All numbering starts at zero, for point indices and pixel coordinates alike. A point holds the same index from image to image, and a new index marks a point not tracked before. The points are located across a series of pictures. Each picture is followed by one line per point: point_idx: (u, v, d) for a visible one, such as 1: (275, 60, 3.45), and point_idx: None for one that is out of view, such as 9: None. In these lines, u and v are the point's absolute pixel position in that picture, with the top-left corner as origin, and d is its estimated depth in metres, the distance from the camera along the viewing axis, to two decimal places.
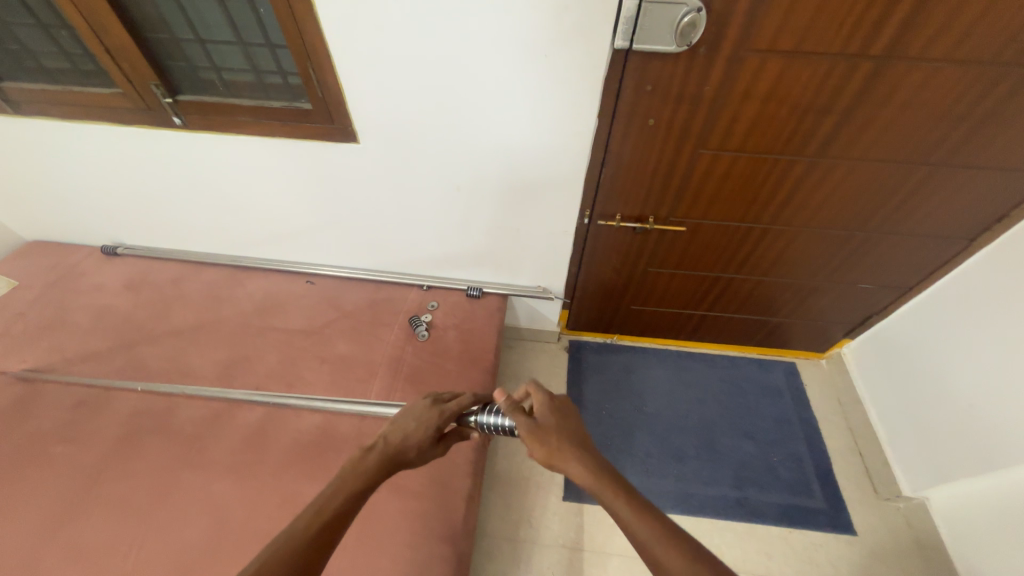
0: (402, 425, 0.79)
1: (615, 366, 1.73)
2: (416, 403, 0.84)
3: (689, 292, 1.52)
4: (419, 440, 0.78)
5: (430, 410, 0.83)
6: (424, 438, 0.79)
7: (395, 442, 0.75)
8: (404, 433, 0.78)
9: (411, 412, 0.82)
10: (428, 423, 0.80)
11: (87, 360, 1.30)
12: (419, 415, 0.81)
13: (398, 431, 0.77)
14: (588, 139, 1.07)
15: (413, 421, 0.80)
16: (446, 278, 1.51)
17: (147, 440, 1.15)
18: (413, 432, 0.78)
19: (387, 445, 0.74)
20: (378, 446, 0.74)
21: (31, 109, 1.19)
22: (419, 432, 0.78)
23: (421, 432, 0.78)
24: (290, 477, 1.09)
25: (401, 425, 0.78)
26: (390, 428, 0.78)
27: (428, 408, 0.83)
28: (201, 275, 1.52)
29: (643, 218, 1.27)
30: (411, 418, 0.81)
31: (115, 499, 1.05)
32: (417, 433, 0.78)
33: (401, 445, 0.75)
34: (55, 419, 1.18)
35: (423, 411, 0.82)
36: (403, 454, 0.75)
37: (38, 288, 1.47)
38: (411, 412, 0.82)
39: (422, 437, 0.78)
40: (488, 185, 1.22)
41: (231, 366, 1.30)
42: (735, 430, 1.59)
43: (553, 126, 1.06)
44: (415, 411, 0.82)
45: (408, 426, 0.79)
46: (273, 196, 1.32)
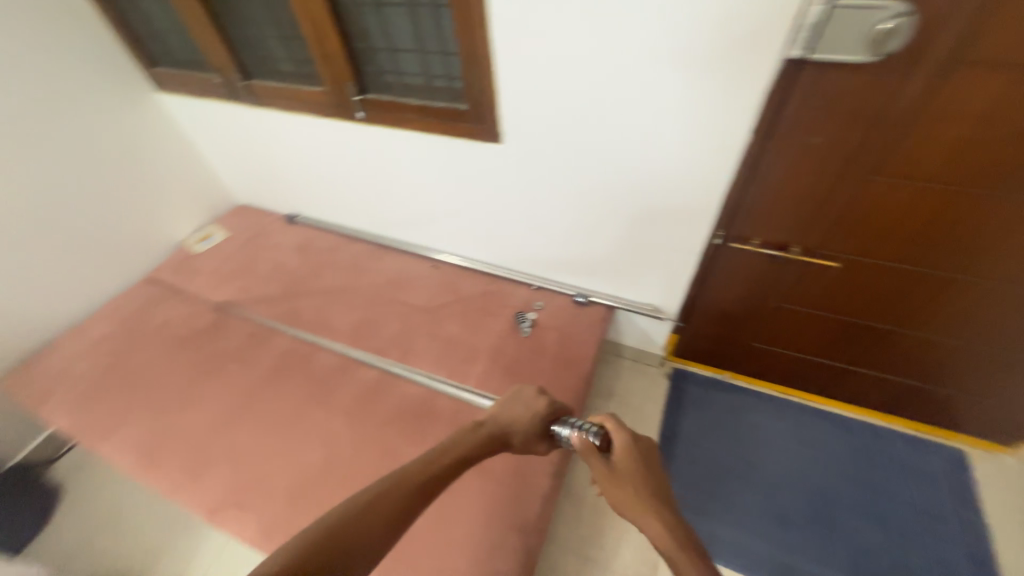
0: (509, 409, 0.81)
1: (721, 404, 1.58)
2: (523, 389, 0.84)
3: (829, 338, 1.33)
4: (527, 427, 0.78)
5: (538, 399, 0.82)
6: (532, 427, 0.78)
7: (504, 423, 0.78)
8: (513, 416, 0.79)
9: (519, 397, 0.82)
10: (535, 412, 0.79)
11: (261, 301, 1.62)
12: (527, 402, 0.81)
13: (507, 414, 0.79)
14: (734, 154, 1.01)
15: (521, 406, 0.80)
16: (557, 282, 1.55)
17: (293, 374, 1.38)
18: (520, 420, 0.79)
19: (495, 426, 0.77)
20: (487, 424, 0.77)
21: (262, 101, 1.53)
22: (527, 418, 0.79)
23: (529, 419, 0.79)
24: (394, 432, 1.21)
25: (510, 409, 0.80)
26: (499, 409, 0.81)
27: (535, 398, 0.82)
28: (351, 247, 1.78)
29: (785, 246, 1.15)
30: (518, 403, 0.81)
31: (263, 415, 1.28)
32: (524, 418, 0.79)
33: (509, 428, 0.78)
34: (235, 342, 1.49)
35: (530, 398, 0.82)
36: (509, 436, 0.78)
37: (239, 240, 1.87)
38: (522, 398, 0.82)
39: (527, 421, 0.79)
40: (617, 194, 1.22)
41: (361, 326, 1.50)
42: (862, 509, 1.34)
43: (698, 138, 1.02)
44: (524, 397, 0.83)
45: (518, 412, 0.80)
46: (420, 185, 1.50)
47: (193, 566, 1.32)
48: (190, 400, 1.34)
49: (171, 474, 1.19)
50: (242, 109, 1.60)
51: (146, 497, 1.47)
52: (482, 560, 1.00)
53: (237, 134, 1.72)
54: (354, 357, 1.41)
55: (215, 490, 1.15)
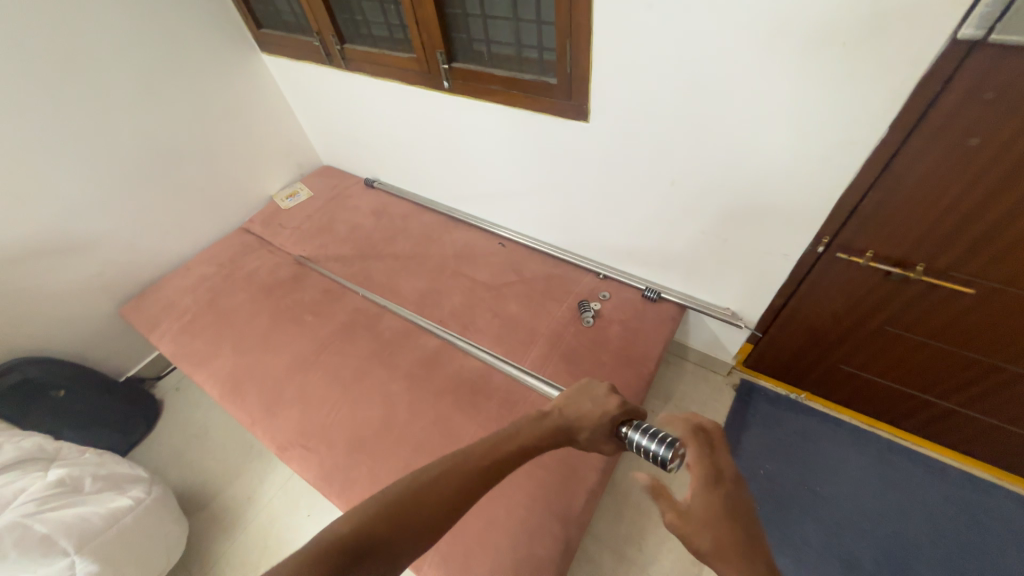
0: (577, 402, 0.78)
1: (793, 426, 1.45)
2: (593, 385, 0.81)
3: (940, 374, 1.16)
4: (596, 423, 0.74)
5: (609, 397, 0.78)
6: (600, 424, 0.75)
7: (570, 417, 0.75)
8: (581, 410, 0.76)
9: (588, 392, 0.79)
10: (606, 409, 0.76)
11: (337, 260, 1.71)
12: (597, 397, 0.78)
13: (574, 407, 0.77)
14: (860, 152, 0.88)
15: (590, 403, 0.77)
16: (626, 274, 1.47)
17: (360, 332, 1.45)
18: (588, 415, 0.75)
19: (561, 417, 0.75)
20: (553, 415, 0.75)
21: (355, 66, 1.57)
22: (595, 414, 0.75)
23: (598, 415, 0.75)
24: (448, 403, 1.24)
25: (577, 402, 0.77)
26: (566, 401, 0.78)
27: (606, 395, 0.79)
28: (422, 217, 1.82)
29: (905, 264, 1.00)
30: (587, 397, 0.78)
31: (332, 368, 1.36)
32: (592, 415, 0.75)
33: (575, 422, 0.75)
34: (311, 296, 1.59)
35: (600, 395, 0.79)
36: (574, 431, 0.75)
37: (322, 200, 1.97)
38: (591, 394, 0.79)
39: (595, 419, 0.75)
40: (709, 187, 1.12)
41: (426, 296, 1.53)
42: (950, 571, 1.18)
43: (819, 130, 0.90)
44: (594, 393, 0.80)
45: (584, 407, 0.76)
46: (497, 161, 1.48)
47: (261, 491, 1.48)
48: (270, 344, 1.46)
49: (250, 408, 1.32)
50: (335, 73, 1.65)
51: (229, 422, 1.66)
52: (522, 542, 1.01)
53: (329, 98, 1.79)
54: (419, 322, 1.45)
55: (285, 429, 1.25)
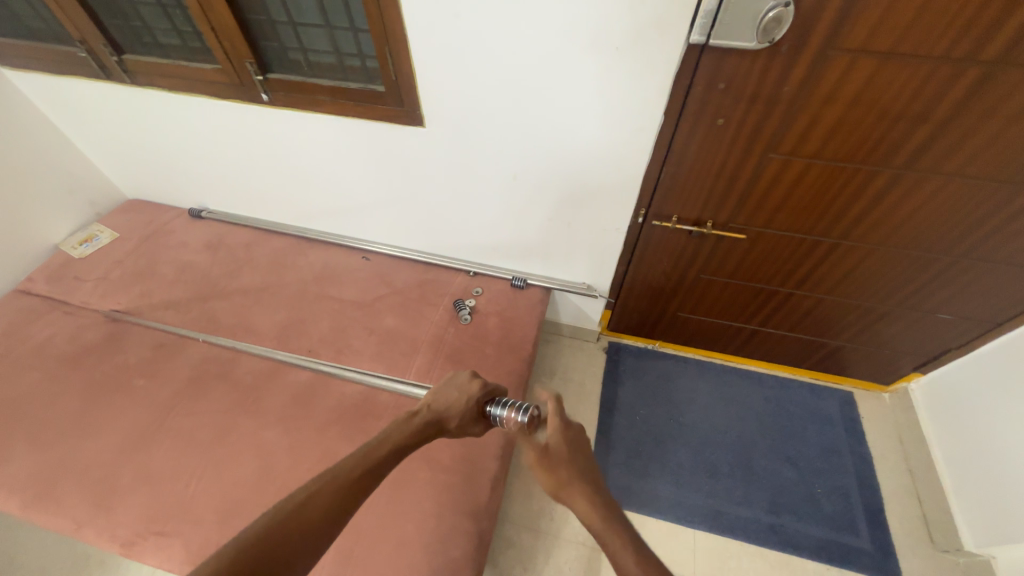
0: (444, 394, 0.82)
1: (654, 373, 1.69)
2: (457, 375, 0.85)
3: (742, 304, 1.46)
4: (462, 410, 0.80)
5: (472, 382, 0.84)
6: (466, 410, 0.81)
7: (438, 410, 0.80)
8: (448, 401, 0.81)
9: (454, 382, 0.84)
10: (469, 395, 0.81)
11: (168, 307, 1.45)
12: (462, 385, 0.83)
13: (441, 400, 0.81)
14: (651, 135, 1.06)
15: (456, 393, 0.82)
16: (494, 267, 1.54)
17: (212, 383, 1.26)
18: (455, 403, 0.81)
19: (430, 412, 0.79)
20: (421, 413, 0.79)
21: (144, 80, 1.34)
22: (460, 402, 0.81)
23: (463, 403, 0.81)
24: (333, 434, 1.16)
25: (444, 395, 0.81)
26: (434, 396, 0.82)
27: (471, 379, 0.84)
28: (270, 242, 1.65)
29: (701, 222, 1.23)
30: (452, 387, 0.83)
31: (180, 432, 1.16)
32: (459, 404, 0.81)
33: (443, 414, 0.80)
34: (139, 356, 1.33)
35: (465, 381, 0.83)
36: (443, 422, 0.80)
37: (134, 240, 1.65)
38: (457, 383, 0.83)
39: (463, 407, 0.80)
40: (547, 177, 1.22)
41: (288, 327, 1.40)
42: (775, 453, 1.51)
43: (617, 120, 1.05)
44: (458, 381, 0.84)
45: (451, 397, 0.81)
46: (341, 174, 1.41)
47: None
48: (87, 425, 1.18)
49: (72, 511, 1.05)
50: (120, 90, 1.39)
51: (48, 537, 1.30)
52: (435, 551, 1.00)
53: (117, 118, 1.50)
54: (283, 358, 1.32)
55: (129, 520, 1.03)
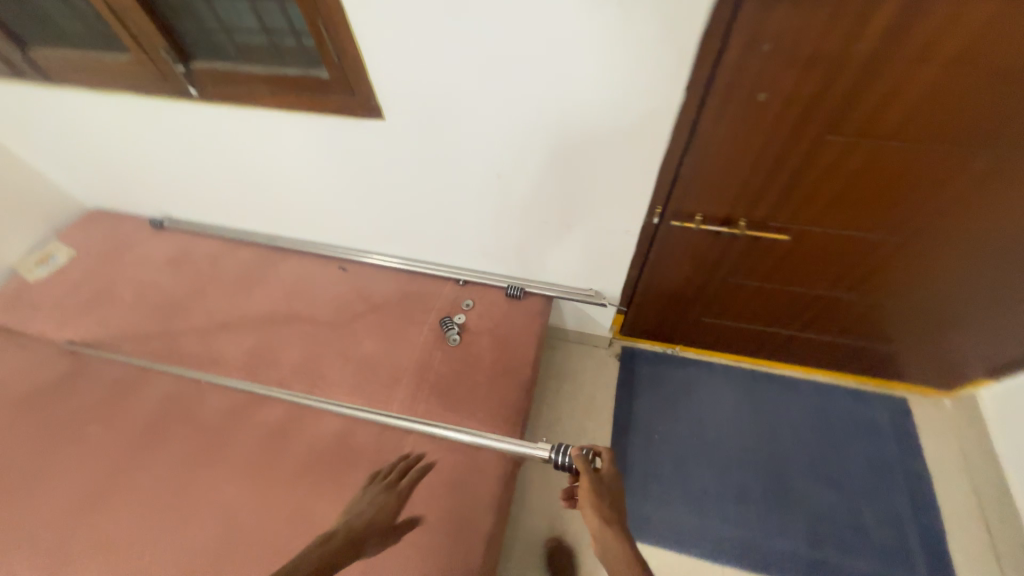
0: (363, 507, 0.86)
1: (673, 382, 1.50)
2: (370, 487, 0.90)
3: (778, 309, 1.23)
4: (378, 521, 0.84)
5: (385, 492, 0.90)
6: (381, 523, 0.85)
7: (355, 526, 0.81)
8: (362, 515, 0.84)
9: (366, 497, 0.88)
10: (385, 501, 0.87)
11: (128, 336, 1.31)
12: (374, 497, 0.88)
13: (356, 515, 0.83)
14: (670, 115, 0.82)
15: (372, 505, 0.86)
16: (486, 275, 1.34)
17: (173, 427, 1.13)
18: (373, 516, 0.84)
19: (348, 529, 0.80)
20: (339, 531, 0.79)
21: (61, 78, 1.14)
22: (377, 512, 0.85)
23: (378, 512, 0.85)
24: (304, 487, 1.02)
25: (358, 510, 0.85)
26: (348, 514, 0.84)
27: (386, 487, 0.91)
28: (239, 254, 1.48)
29: (732, 221, 1.00)
30: (367, 498, 0.88)
31: (137, 488, 1.03)
32: (376, 514, 0.85)
33: (362, 528, 0.81)
34: (96, 396, 1.20)
35: (378, 492, 0.89)
36: (362, 538, 0.80)
37: (94, 258, 1.50)
38: (369, 498, 0.88)
39: (378, 519, 0.85)
40: (537, 170, 1.00)
41: (258, 356, 1.24)
42: (815, 474, 1.32)
43: (620, 98, 0.82)
44: (370, 495, 0.89)
45: (365, 511, 0.85)
46: (304, 176, 1.21)
47: None
48: (40, 480, 1.07)
49: None
50: (42, 92, 1.20)
51: None
52: None
53: (51, 123, 1.32)
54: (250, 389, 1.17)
55: None
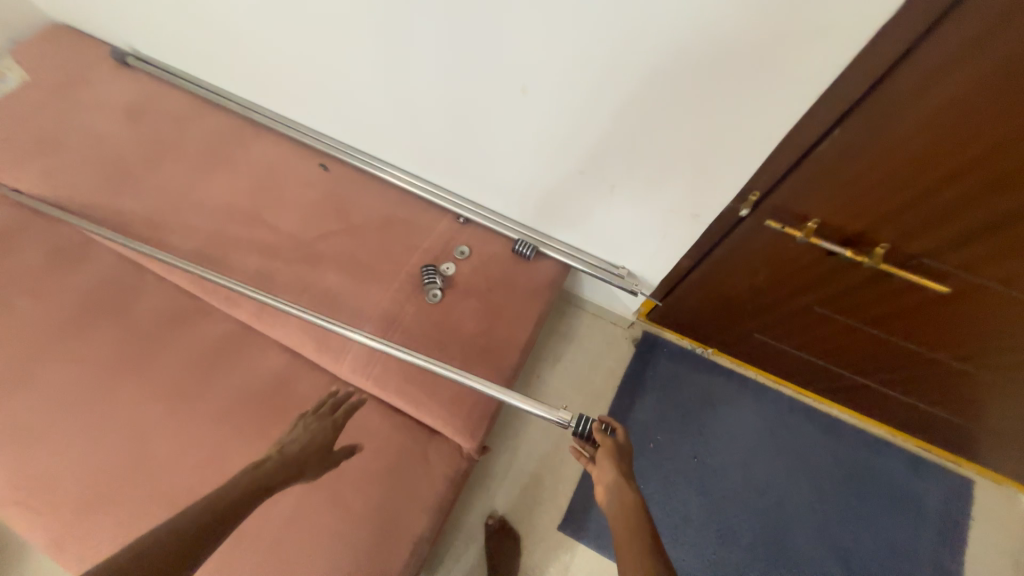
0: (295, 435, 0.77)
1: (692, 390, 1.25)
2: (309, 415, 0.79)
3: (865, 354, 0.91)
4: (316, 450, 0.75)
5: (323, 417, 0.80)
6: (320, 449, 0.76)
7: (290, 455, 0.73)
8: (300, 446, 0.75)
9: (303, 424, 0.78)
10: (320, 429, 0.78)
11: (71, 197, 1.11)
12: (310, 424, 0.78)
13: (293, 445, 0.75)
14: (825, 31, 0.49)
15: (307, 435, 0.76)
16: (495, 216, 1.04)
17: (105, 321, 0.98)
18: (308, 447, 0.75)
19: (279, 457, 0.72)
20: (270, 459, 0.72)
21: None
22: (313, 444, 0.76)
23: (314, 442, 0.76)
24: (230, 429, 0.89)
25: (295, 440, 0.75)
26: (285, 441, 0.75)
27: (319, 417, 0.80)
28: (208, 120, 1.20)
29: (864, 237, 0.67)
30: (300, 428, 0.78)
31: (57, 381, 0.93)
32: (313, 446, 0.75)
33: (297, 457, 0.74)
34: (29, 262, 1.04)
35: (315, 416, 0.79)
36: (296, 467, 0.73)
37: (47, 89, 1.25)
38: (305, 426, 0.78)
39: (315, 446, 0.76)
40: (588, 83, 0.68)
41: (207, 257, 1.04)
42: (821, 535, 1.13)
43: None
44: (310, 421, 0.78)
45: (301, 441, 0.75)
46: (279, 27, 0.89)
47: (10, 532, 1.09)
48: None
49: None
50: None
51: None
52: None
53: None
54: (192, 269, 0.98)
55: None
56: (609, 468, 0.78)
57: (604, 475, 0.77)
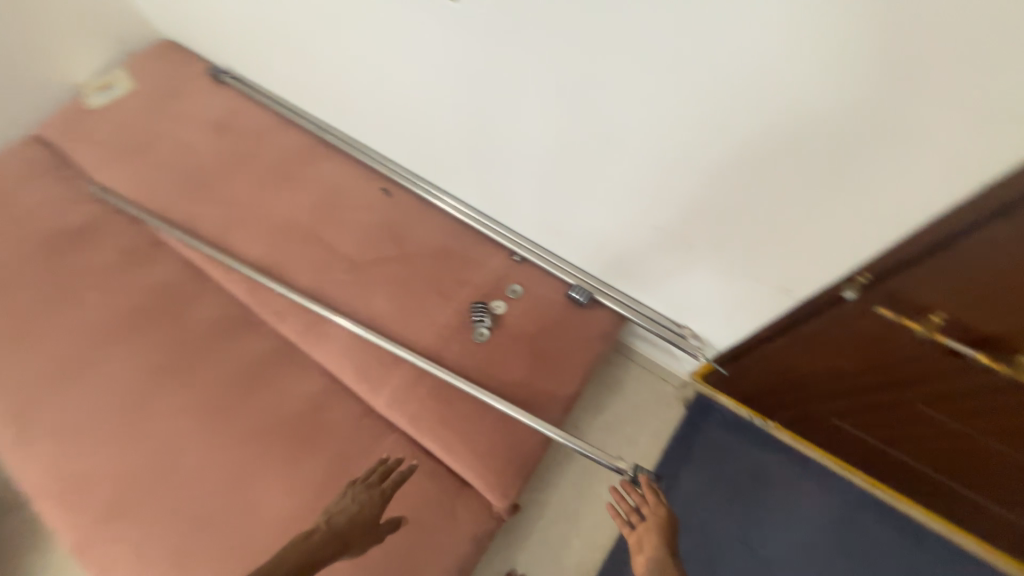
0: (344, 503, 0.67)
1: (749, 467, 1.12)
2: (358, 484, 0.69)
3: (973, 462, 0.78)
4: (363, 526, 0.65)
5: (374, 485, 0.69)
6: (367, 523, 0.66)
7: (336, 529, 0.63)
8: (346, 515, 0.65)
9: (351, 492, 0.68)
10: (369, 500, 0.67)
11: (152, 201, 1.18)
12: (357, 494, 0.68)
13: (340, 515, 0.65)
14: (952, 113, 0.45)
15: (355, 503, 0.67)
16: (552, 258, 1.00)
17: (163, 323, 1.01)
18: (355, 520, 0.65)
19: (326, 531, 0.63)
20: (317, 531, 0.63)
21: None
22: (361, 514, 0.66)
23: (361, 513, 0.66)
24: (261, 449, 0.88)
25: (340, 509, 0.66)
26: (330, 510, 0.66)
27: (369, 486, 0.69)
28: (284, 136, 1.25)
29: (998, 343, 0.56)
30: (347, 498, 0.68)
31: (111, 378, 0.95)
32: (361, 514, 0.66)
33: (343, 532, 0.64)
34: (106, 259, 1.10)
35: (370, 481, 0.69)
36: (343, 543, 0.63)
37: (148, 98, 1.34)
38: (351, 498, 0.67)
39: (362, 519, 0.65)
40: (676, 142, 0.65)
41: (264, 271, 1.06)
42: None
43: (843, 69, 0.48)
44: (357, 490, 0.68)
45: (348, 511, 0.66)
46: (365, 59, 0.93)
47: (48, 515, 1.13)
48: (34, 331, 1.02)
49: None
50: None
51: None
52: None
53: None
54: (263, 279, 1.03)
55: (38, 469, 0.90)
56: (659, 541, 0.72)
57: (652, 548, 0.72)
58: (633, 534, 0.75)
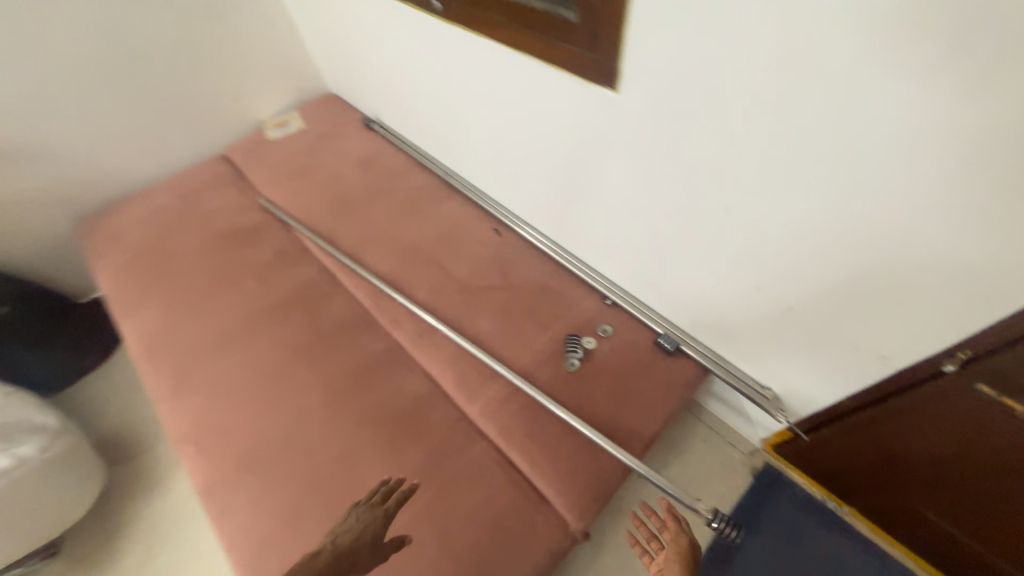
0: (349, 523, 0.71)
1: (821, 553, 1.06)
2: (364, 505, 0.73)
3: None
4: (367, 541, 0.69)
5: (378, 505, 0.74)
6: (371, 540, 0.70)
7: (342, 548, 0.67)
8: (351, 533, 0.69)
9: (355, 512, 0.73)
10: (373, 520, 0.71)
11: (306, 215, 1.43)
12: (361, 515, 0.72)
13: (345, 534, 0.69)
14: None
15: (360, 520, 0.71)
16: (643, 308, 1.11)
17: (301, 314, 1.20)
18: (359, 538, 0.69)
19: (332, 550, 0.67)
20: (324, 550, 0.66)
21: None
22: (366, 531, 0.70)
23: (364, 531, 0.70)
24: (369, 434, 1.00)
25: (343, 530, 0.70)
26: (334, 531, 0.70)
27: (370, 506, 0.73)
28: (417, 176, 1.49)
29: None
30: (351, 518, 0.72)
31: (256, 353, 1.14)
32: (366, 532, 0.70)
33: (349, 549, 0.68)
34: (264, 257, 1.34)
35: (376, 501, 0.74)
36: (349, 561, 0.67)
37: (313, 135, 1.66)
38: (354, 519, 0.72)
39: (365, 535, 0.70)
40: (794, 223, 0.75)
41: (388, 283, 1.24)
42: None
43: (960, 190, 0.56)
44: (361, 511, 0.73)
45: (350, 532, 0.70)
46: (510, 127, 1.13)
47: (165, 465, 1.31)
48: (202, 306, 1.25)
49: (157, 381, 1.14)
50: None
51: None
52: None
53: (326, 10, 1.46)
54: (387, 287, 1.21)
55: (187, 418, 1.07)
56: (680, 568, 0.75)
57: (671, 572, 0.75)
58: (654, 562, 0.79)
